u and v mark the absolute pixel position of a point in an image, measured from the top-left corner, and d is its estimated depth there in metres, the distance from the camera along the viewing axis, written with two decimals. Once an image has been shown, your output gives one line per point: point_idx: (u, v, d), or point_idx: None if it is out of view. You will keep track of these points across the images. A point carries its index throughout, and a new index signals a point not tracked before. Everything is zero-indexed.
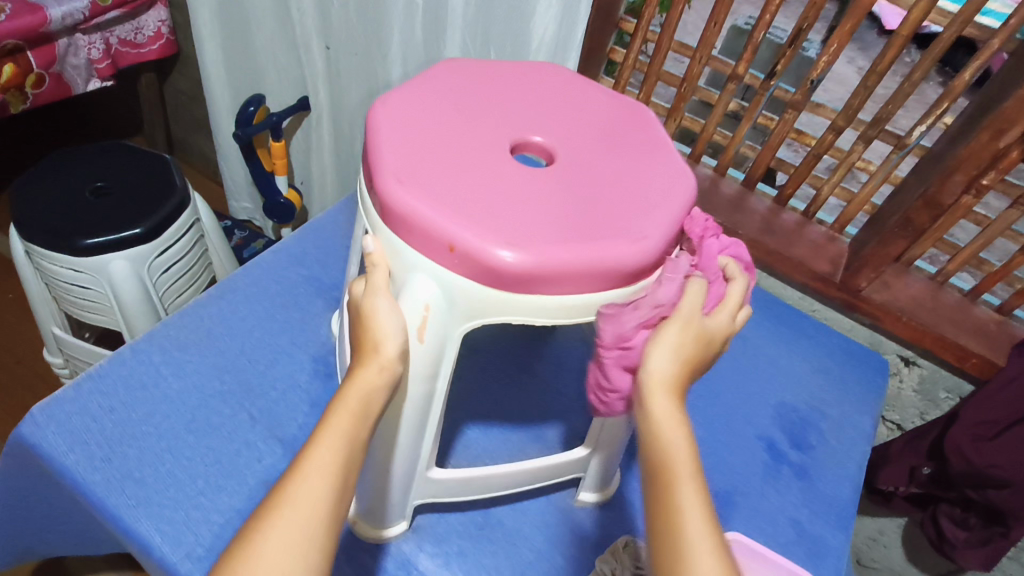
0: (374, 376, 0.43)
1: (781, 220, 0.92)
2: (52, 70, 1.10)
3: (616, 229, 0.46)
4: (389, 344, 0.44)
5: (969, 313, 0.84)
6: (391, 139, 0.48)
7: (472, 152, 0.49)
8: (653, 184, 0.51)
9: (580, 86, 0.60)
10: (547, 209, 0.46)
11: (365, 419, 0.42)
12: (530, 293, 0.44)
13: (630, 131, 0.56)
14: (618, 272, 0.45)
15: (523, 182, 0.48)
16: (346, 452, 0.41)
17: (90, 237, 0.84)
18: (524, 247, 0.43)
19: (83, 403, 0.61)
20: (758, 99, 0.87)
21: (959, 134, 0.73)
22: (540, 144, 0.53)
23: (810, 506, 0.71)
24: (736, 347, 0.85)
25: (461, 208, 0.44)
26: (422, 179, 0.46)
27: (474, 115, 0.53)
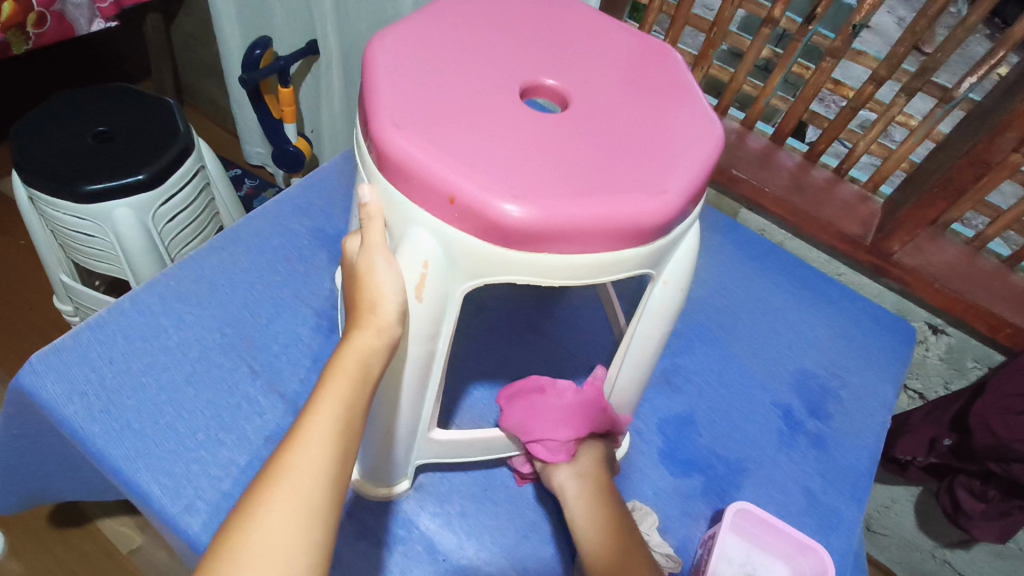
0: (373, 337, 0.42)
1: (810, 177, 0.87)
2: (53, 9, 1.07)
3: (634, 182, 0.42)
4: (388, 303, 0.42)
5: (1007, 281, 0.80)
6: (390, 80, 0.45)
7: (478, 95, 0.45)
8: (675, 134, 0.47)
9: (598, 25, 0.55)
10: (559, 160, 0.42)
11: (362, 382, 0.40)
12: (535, 251, 0.41)
13: (652, 75, 0.52)
14: (632, 230, 0.42)
15: (531, 130, 0.44)
16: (344, 413, 0.39)
17: (92, 183, 0.82)
18: (532, 202, 0.40)
19: (83, 353, 0.60)
20: (794, 46, 0.80)
21: (1015, 86, 0.67)
22: (554, 88, 0.48)
23: (824, 475, 0.69)
24: (756, 311, 0.81)
25: (464, 157, 0.41)
26: (422, 124, 0.42)
27: (482, 55, 0.49)
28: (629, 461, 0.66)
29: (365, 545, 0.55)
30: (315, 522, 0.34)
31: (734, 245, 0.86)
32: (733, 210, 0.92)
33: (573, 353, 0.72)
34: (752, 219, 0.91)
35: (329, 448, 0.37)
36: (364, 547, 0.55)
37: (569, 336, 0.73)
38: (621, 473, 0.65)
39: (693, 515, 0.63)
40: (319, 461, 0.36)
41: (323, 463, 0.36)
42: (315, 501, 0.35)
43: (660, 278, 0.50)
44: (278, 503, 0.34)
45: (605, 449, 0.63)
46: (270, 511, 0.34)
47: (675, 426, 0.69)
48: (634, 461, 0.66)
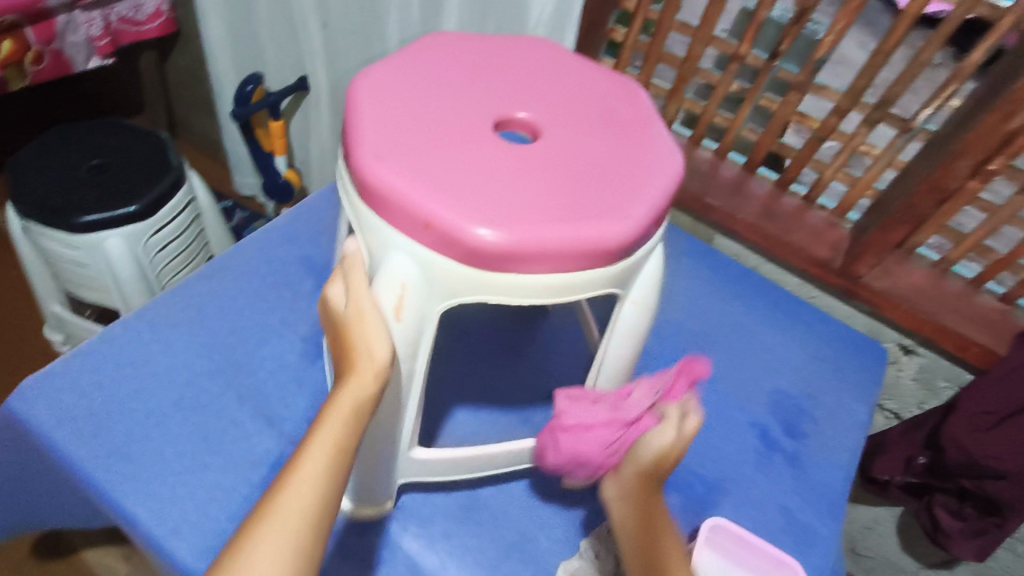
0: (368, 382, 0.42)
1: (782, 205, 0.90)
2: (52, 47, 1.10)
3: (599, 206, 0.45)
4: (380, 350, 0.43)
5: (972, 302, 0.83)
6: (371, 114, 0.48)
7: (453, 128, 0.48)
8: (640, 163, 0.50)
9: (567, 62, 0.59)
10: (529, 187, 0.45)
11: (351, 423, 0.42)
12: (507, 273, 0.44)
13: (617, 108, 0.55)
14: (599, 252, 0.44)
15: (504, 160, 0.47)
16: (333, 456, 0.41)
17: (85, 214, 0.84)
18: (503, 226, 0.42)
19: (73, 379, 0.61)
20: (761, 80, 0.85)
21: (967, 116, 0.71)
22: (525, 121, 0.52)
23: (800, 494, 0.71)
24: (732, 333, 0.84)
25: (440, 184, 0.44)
26: (400, 155, 0.45)
27: (459, 91, 0.52)
28: None
29: (348, 565, 0.56)
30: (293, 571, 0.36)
31: (710, 270, 0.89)
32: (708, 236, 0.95)
33: (553, 375, 0.74)
34: (727, 245, 0.95)
35: (313, 492, 0.39)
36: (347, 568, 0.56)
37: (549, 358, 0.75)
38: (601, 494, 0.66)
39: None
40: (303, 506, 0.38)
41: (311, 502, 0.38)
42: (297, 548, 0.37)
43: (628, 298, 0.52)
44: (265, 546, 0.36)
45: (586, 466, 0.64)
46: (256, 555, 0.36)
47: None
48: None
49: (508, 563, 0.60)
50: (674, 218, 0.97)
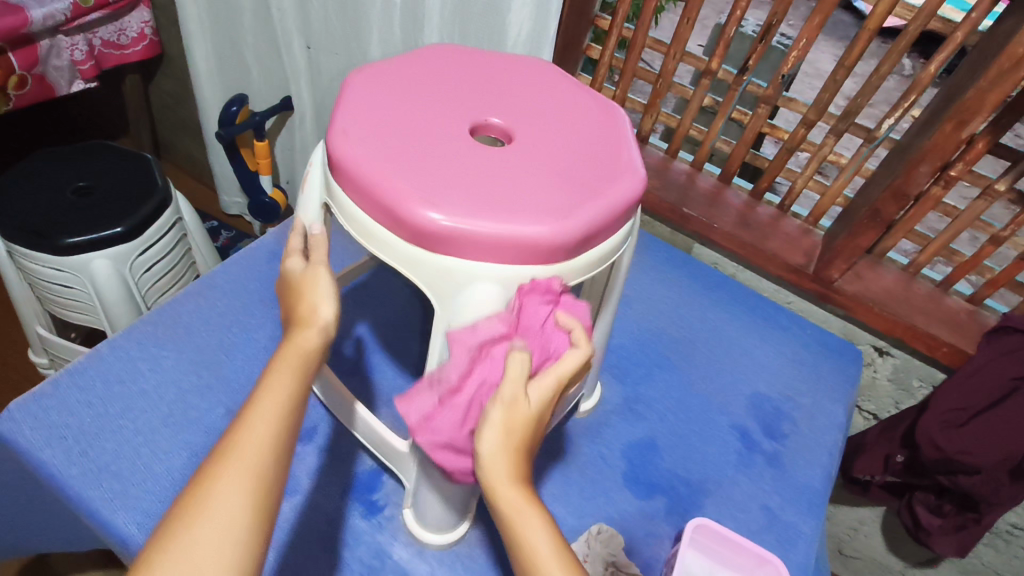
0: (311, 335, 0.45)
1: (756, 214, 0.93)
2: (35, 71, 1.11)
3: (536, 208, 0.46)
4: (325, 307, 0.46)
5: (941, 303, 0.86)
6: (361, 85, 0.53)
7: (427, 125, 0.51)
8: (584, 186, 0.49)
9: (564, 82, 0.60)
10: (476, 183, 0.47)
11: (302, 373, 0.43)
12: (403, 242, 0.46)
13: (600, 139, 0.54)
14: (490, 249, 0.44)
15: (451, 153, 0.49)
16: (282, 430, 0.40)
17: (71, 236, 0.85)
18: (407, 196, 0.45)
19: (61, 398, 0.62)
20: (732, 94, 0.88)
21: (926, 124, 0.75)
22: (499, 126, 0.54)
23: (781, 493, 0.72)
24: (711, 337, 0.86)
25: (394, 166, 0.46)
26: (363, 119, 0.50)
27: (451, 91, 0.55)
28: (594, 484, 0.69)
29: None
30: (267, 494, 0.37)
31: (689, 278, 0.92)
32: (687, 245, 0.98)
33: None
34: (705, 254, 0.97)
35: (277, 429, 0.39)
36: None
37: None
38: (587, 499, 0.67)
39: (658, 535, 0.66)
40: (268, 439, 0.39)
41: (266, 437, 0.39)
42: (267, 469, 0.38)
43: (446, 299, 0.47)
44: (235, 475, 0.37)
45: (432, 525, 0.60)
46: (224, 486, 0.36)
47: (638, 451, 0.72)
48: (599, 486, 0.69)
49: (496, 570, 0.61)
50: (653, 228, 0.99)
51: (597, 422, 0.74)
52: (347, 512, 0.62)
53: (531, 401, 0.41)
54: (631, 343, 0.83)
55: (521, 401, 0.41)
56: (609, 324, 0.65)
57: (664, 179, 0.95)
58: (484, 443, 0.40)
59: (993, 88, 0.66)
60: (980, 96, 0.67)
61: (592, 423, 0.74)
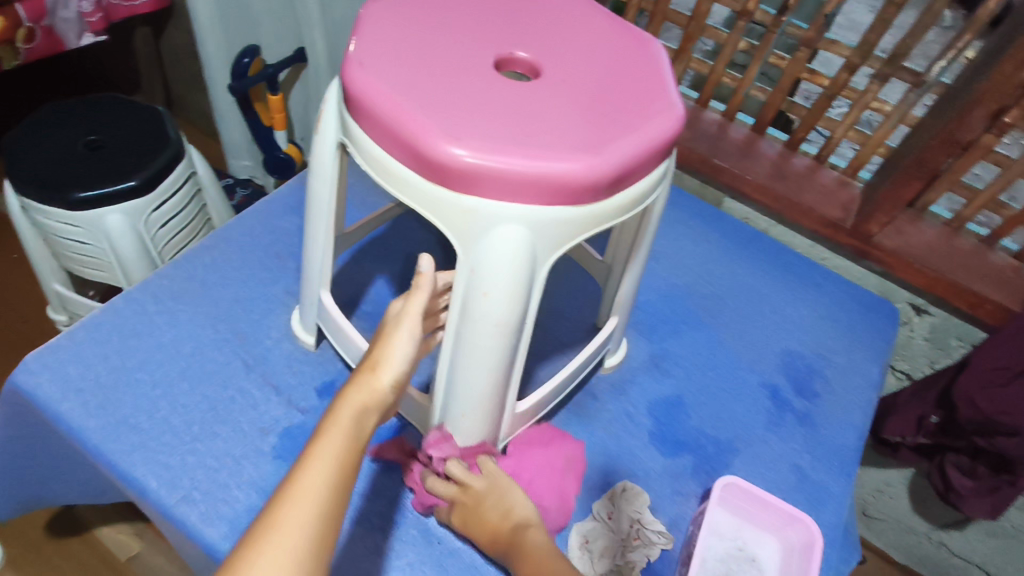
0: (367, 395, 0.42)
1: (791, 164, 0.89)
2: (42, 23, 1.09)
3: (563, 144, 0.43)
4: (386, 371, 0.43)
5: (987, 259, 0.81)
6: (380, 15, 0.50)
7: (449, 58, 0.47)
8: (616, 123, 0.45)
9: (596, 16, 0.56)
10: (502, 118, 0.44)
11: (356, 438, 0.39)
12: (422, 180, 0.44)
13: (635, 74, 0.50)
14: (512, 187, 0.42)
15: (473, 86, 0.45)
16: (330, 499, 0.36)
17: (83, 190, 0.83)
18: (424, 129, 0.42)
19: (78, 351, 0.61)
20: (769, 37, 0.83)
21: (981, 67, 0.70)
22: (525, 60, 0.50)
23: (812, 453, 0.70)
24: (741, 294, 0.83)
25: (414, 98, 0.43)
26: (381, 49, 0.47)
27: (475, 22, 0.51)
28: (619, 442, 0.67)
29: (361, 531, 0.57)
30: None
31: (718, 233, 0.88)
32: (716, 199, 0.94)
33: (563, 341, 0.74)
34: (735, 208, 0.93)
35: (321, 504, 0.35)
36: (361, 531, 0.56)
37: (557, 322, 0.75)
38: (613, 457, 0.66)
39: (685, 493, 0.65)
40: (310, 521, 0.35)
41: (316, 510, 0.35)
42: (310, 551, 0.34)
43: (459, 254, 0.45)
44: (273, 558, 0.33)
45: None
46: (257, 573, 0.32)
47: (665, 409, 0.70)
48: (623, 443, 0.67)
49: None
50: (681, 181, 0.95)
51: (622, 379, 0.72)
52: (368, 466, 0.61)
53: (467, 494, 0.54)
54: (657, 299, 0.80)
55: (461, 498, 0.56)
56: (641, 271, 0.62)
57: (693, 129, 0.90)
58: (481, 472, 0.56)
59: None
60: None
61: (616, 380, 0.72)
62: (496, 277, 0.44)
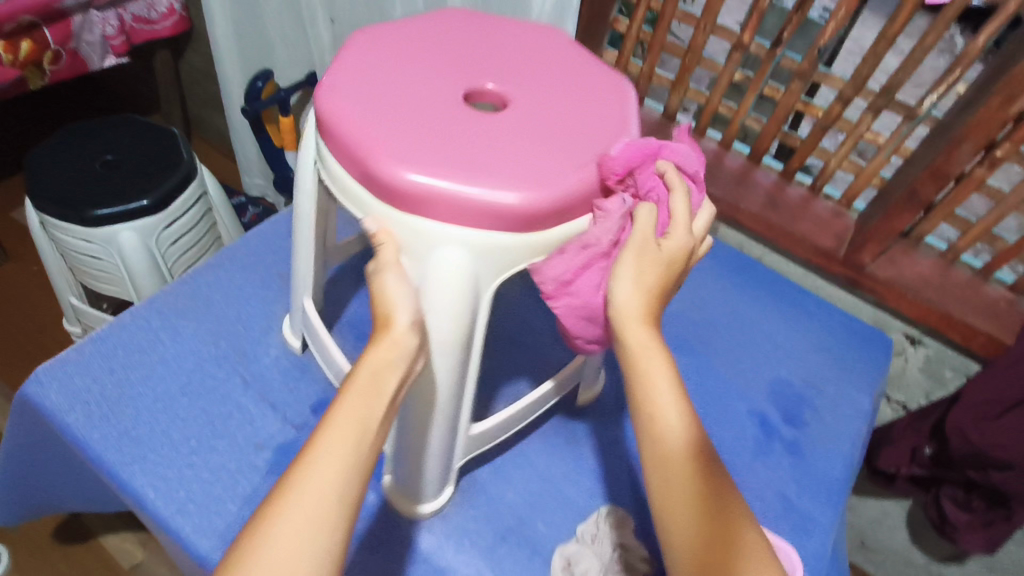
0: (388, 349, 0.42)
1: (786, 194, 0.90)
2: (68, 46, 1.14)
3: (508, 175, 0.45)
4: (400, 316, 0.44)
5: (980, 291, 0.82)
6: (362, 44, 0.53)
7: (419, 90, 0.50)
8: (564, 158, 0.48)
9: (576, 56, 0.58)
10: (455, 149, 0.46)
11: (378, 395, 0.41)
12: (377, 201, 0.47)
13: (598, 112, 0.52)
14: (457, 213, 0.45)
15: (433, 116, 0.48)
16: (356, 452, 0.38)
17: (99, 208, 0.87)
18: (379, 155, 0.45)
19: (85, 364, 0.64)
20: (764, 69, 0.85)
21: (969, 103, 0.71)
22: (493, 92, 0.52)
23: (800, 481, 0.70)
24: (733, 321, 0.84)
25: (375, 127, 0.47)
26: (356, 77, 0.50)
27: (452, 54, 0.54)
28: (606, 466, 0.68)
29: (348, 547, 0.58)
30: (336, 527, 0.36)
31: (713, 261, 0.89)
32: (712, 226, 0.95)
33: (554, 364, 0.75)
34: (731, 236, 0.94)
35: (348, 458, 0.38)
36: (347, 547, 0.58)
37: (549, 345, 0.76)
38: (600, 481, 0.67)
39: None
40: (340, 471, 0.37)
41: (343, 465, 0.37)
42: (336, 504, 0.36)
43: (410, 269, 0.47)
44: (300, 509, 0.35)
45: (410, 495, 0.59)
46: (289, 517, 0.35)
47: None
48: (610, 467, 0.68)
49: (504, 546, 0.61)
50: None
51: (612, 402, 0.73)
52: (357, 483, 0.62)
53: (672, 240, 0.47)
54: None
55: (647, 243, 0.46)
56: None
57: None
58: (616, 289, 0.46)
59: None
60: None
61: (604, 404, 0.73)
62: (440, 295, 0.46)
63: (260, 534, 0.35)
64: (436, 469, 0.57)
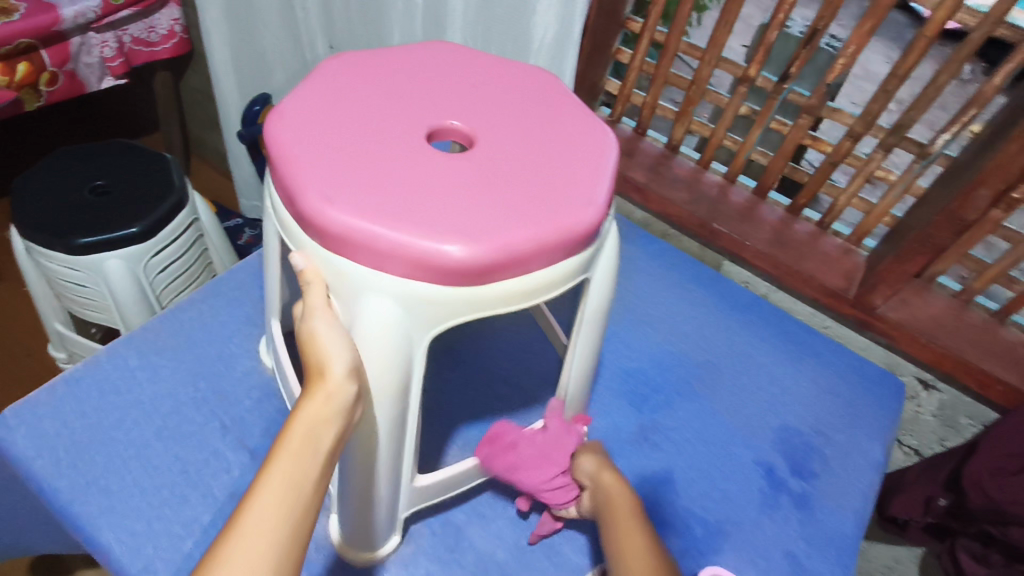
0: (322, 405, 0.38)
1: (794, 231, 0.87)
2: (65, 69, 1.13)
3: (447, 222, 0.39)
4: (336, 366, 0.39)
5: (997, 335, 0.78)
6: (331, 70, 0.49)
7: (373, 122, 0.45)
8: (516, 204, 0.41)
9: (567, 103, 0.52)
10: (391, 188, 0.41)
11: (310, 455, 0.37)
12: (306, 237, 0.42)
13: (571, 160, 0.46)
14: (382, 259, 0.39)
15: (380, 152, 0.43)
16: (283, 527, 0.34)
17: (85, 235, 0.84)
18: (307, 185, 0.40)
19: (56, 407, 0.61)
20: (771, 103, 0.82)
21: (986, 143, 0.68)
22: (457, 129, 0.47)
23: (808, 539, 0.67)
24: (737, 363, 0.80)
25: (312, 155, 0.42)
26: (311, 102, 0.46)
27: (424, 89, 0.49)
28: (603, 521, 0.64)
29: None
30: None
31: (717, 299, 0.86)
32: (716, 262, 0.92)
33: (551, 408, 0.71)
34: (735, 272, 0.92)
35: (280, 531, 0.34)
36: None
37: (544, 386, 0.73)
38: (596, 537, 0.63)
39: None
40: (270, 546, 0.33)
41: (268, 546, 0.33)
42: None
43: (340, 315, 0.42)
44: None
45: (350, 540, 0.56)
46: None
47: (652, 485, 0.68)
48: None
49: None
50: (682, 243, 0.94)
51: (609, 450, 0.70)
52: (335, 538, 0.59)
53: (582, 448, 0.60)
54: (650, 365, 0.78)
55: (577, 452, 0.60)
56: (597, 339, 0.57)
57: (694, 191, 0.89)
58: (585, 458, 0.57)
59: None
60: None
61: None
62: (364, 350, 0.41)
63: None
64: (378, 520, 0.53)
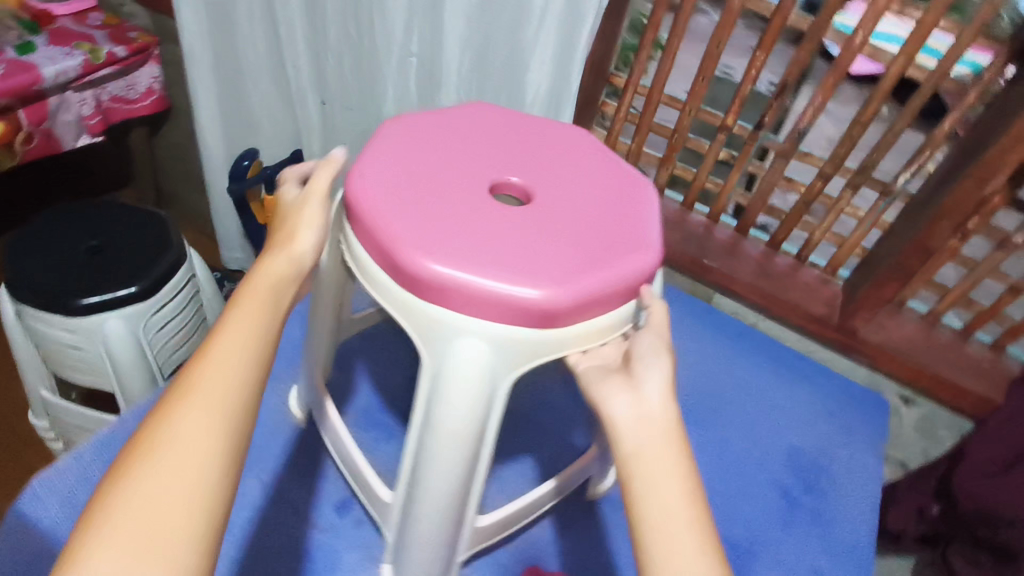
0: (285, 261, 0.51)
1: (776, 263, 0.94)
2: (42, 127, 1.11)
3: (533, 271, 0.43)
4: (304, 237, 0.53)
5: (964, 352, 0.87)
6: (392, 130, 0.53)
7: (442, 179, 0.49)
8: (586, 252, 0.46)
9: (605, 155, 0.57)
10: (476, 240, 0.45)
11: (265, 314, 0.47)
12: (395, 287, 0.44)
13: (622, 208, 0.51)
14: (477, 307, 0.42)
15: (456, 207, 0.47)
16: (241, 355, 0.44)
17: (85, 296, 0.82)
18: (401, 240, 0.43)
19: None
20: (748, 149, 0.89)
21: (943, 180, 0.77)
22: (517, 184, 0.51)
23: (829, 553, 0.71)
24: (739, 390, 0.85)
25: (397, 213, 0.45)
26: (382, 163, 0.49)
27: (479, 145, 0.54)
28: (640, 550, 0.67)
29: None
30: (237, 420, 0.41)
31: (715, 331, 0.92)
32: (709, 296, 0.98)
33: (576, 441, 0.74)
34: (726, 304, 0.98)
35: (238, 360, 0.44)
36: None
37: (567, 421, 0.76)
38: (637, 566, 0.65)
39: None
40: (230, 379, 0.43)
41: (227, 385, 0.42)
42: (222, 414, 0.41)
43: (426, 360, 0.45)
44: (190, 418, 0.40)
45: None
46: (179, 423, 0.40)
47: None
48: None
49: None
50: (674, 279, 1.00)
51: None
52: None
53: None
54: None
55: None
56: None
57: (684, 231, 0.96)
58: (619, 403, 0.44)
59: (1013, 145, 0.68)
60: (1000, 153, 0.69)
61: None
62: (453, 393, 0.43)
63: (139, 446, 0.39)
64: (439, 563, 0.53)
